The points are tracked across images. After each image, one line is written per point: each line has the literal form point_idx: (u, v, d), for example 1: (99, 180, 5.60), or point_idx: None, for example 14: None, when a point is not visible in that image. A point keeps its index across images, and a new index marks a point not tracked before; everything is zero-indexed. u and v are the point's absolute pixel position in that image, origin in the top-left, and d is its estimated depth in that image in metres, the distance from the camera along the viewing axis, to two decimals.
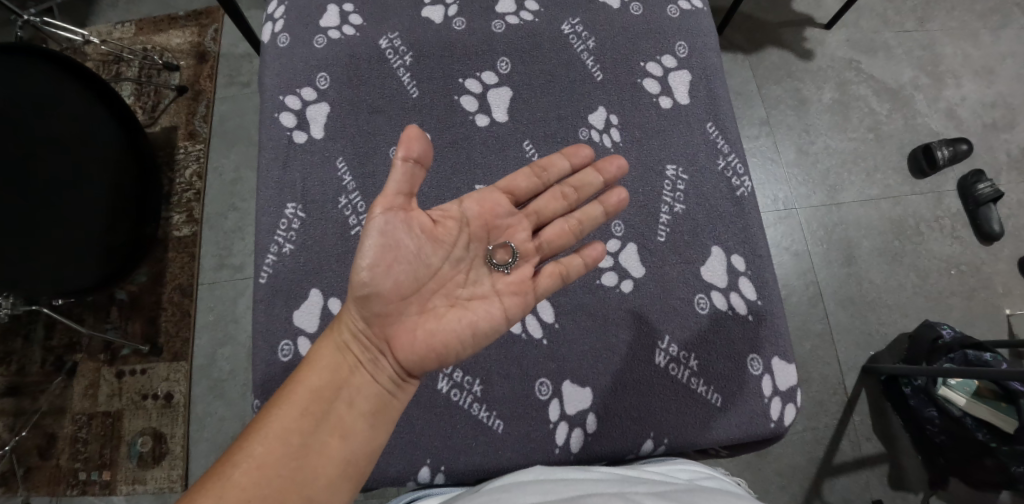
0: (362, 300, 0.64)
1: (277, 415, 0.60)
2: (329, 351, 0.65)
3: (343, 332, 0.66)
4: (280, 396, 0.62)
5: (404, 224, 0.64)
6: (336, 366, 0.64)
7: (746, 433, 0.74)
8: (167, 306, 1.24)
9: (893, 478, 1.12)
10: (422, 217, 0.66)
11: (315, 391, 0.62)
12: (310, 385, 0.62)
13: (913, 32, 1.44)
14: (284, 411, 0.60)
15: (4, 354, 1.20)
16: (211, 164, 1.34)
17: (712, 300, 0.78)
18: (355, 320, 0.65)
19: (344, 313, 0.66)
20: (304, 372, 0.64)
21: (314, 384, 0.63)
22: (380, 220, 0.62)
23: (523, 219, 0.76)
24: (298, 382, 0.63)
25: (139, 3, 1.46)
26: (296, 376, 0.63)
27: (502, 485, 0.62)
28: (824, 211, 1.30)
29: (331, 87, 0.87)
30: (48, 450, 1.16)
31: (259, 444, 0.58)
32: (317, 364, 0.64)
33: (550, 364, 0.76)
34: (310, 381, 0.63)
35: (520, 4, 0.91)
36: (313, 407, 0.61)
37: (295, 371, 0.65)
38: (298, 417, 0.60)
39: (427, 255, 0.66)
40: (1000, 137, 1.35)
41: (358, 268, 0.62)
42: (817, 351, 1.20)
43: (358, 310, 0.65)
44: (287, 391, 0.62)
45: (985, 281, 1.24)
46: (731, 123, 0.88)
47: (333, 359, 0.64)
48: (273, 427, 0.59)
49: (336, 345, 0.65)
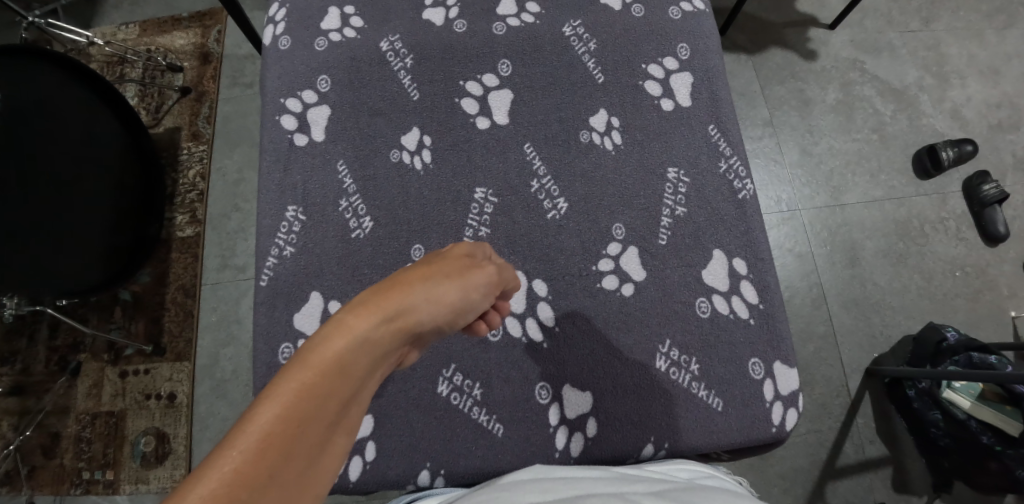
0: (434, 318, 0.58)
1: (267, 422, 0.44)
2: (360, 353, 0.51)
3: (381, 334, 0.53)
4: (272, 390, 0.46)
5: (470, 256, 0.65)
6: (361, 376, 0.51)
7: (747, 438, 0.74)
8: (170, 306, 1.24)
9: (896, 481, 1.12)
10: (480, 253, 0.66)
11: (329, 405, 0.48)
12: (326, 395, 0.48)
13: (918, 32, 1.43)
14: (315, 394, 0.47)
15: (9, 354, 1.20)
16: (214, 165, 1.34)
17: (713, 304, 0.78)
18: (407, 329, 0.55)
19: (391, 316, 0.54)
20: (319, 371, 0.48)
21: (331, 393, 0.48)
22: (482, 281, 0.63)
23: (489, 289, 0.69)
24: (310, 377, 0.47)
25: (144, 4, 1.47)
26: (304, 367, 0.48)
27: (501, 484, 0.61)
28: (827, 212, 1.29)
29: (332, 90, 0.87)
30: (53, 450, 1.16)
31: (224, 474, 0.40)
32: (344, 367, 0.50)
33: (550, 368, 0.75)
34: (350, 371, 0.50)
35: (520, 6, 0.91)
36: (319, 424, 0.47)
37: (325, 355, 0.49)
38: (294, 436, 0.45)
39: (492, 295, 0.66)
40: (1005, 138, 1.34)
41: (458, 296, 0.60)
42: (821, 352, 1.20)
43: (418, 322, 0.56)
44: (292, 385, 0.46)
45: (990, 284, 1.24)
46: (733, 125, 0.87)
47: (361, 366, 0.51)
48: (297, 408, 0.46)
49: (369, 349, 0.52)
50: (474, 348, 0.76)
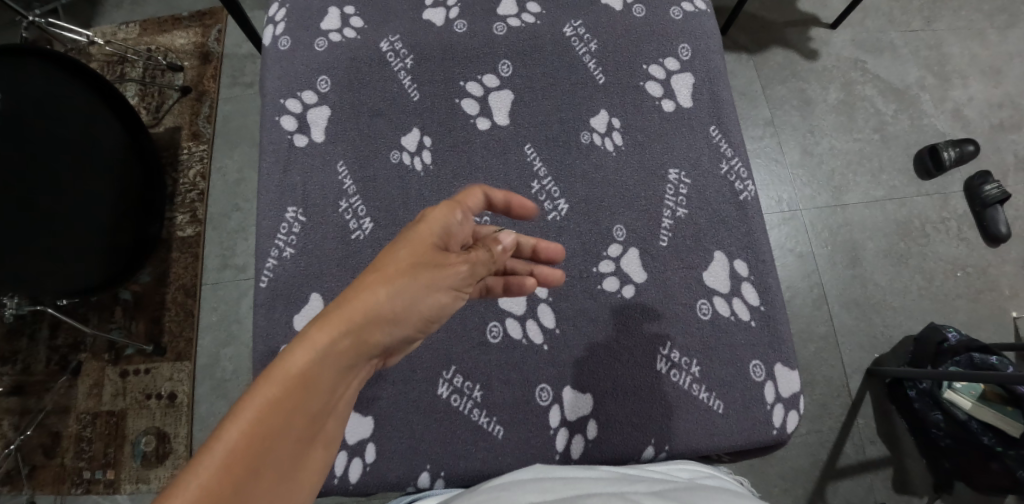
0: (409, 324, 0.56)
1: (233, 439, 0.46)
2: (326, 367, 0.52)
3: (345, 348, 0.53)
4: (238, 408, 0.48)
5: (449, 226, 0.59)
6: (327, 388, 0.52)
7: (748, 440, 0.74)
8: (170, 306, 1.24)
9: (897, 481, 1.12)
10: (462, 214, 0.60)
11: (295, 420, 0.50)
12: (290, 411, 0.49)
13: (920, 31, 1.42)
14: (279, 404, 0.49)
15: (9, 353, 1.20)
16: (214, 164, 1.34)
17: (714, 306, 0.78)
18: (376, 343, 0.54)
19: (354, 328, 0.53)
20: (284, 386, 0.49)
21: (296, 407, 0.50)
22: (466, 261, 0.59)
23: (494, 241, 0.65)
24: (276, 391, 0.49)
25: (144, 4, 1.47)
26: (269, 383, 0.49)
27: (501, 484, 0.61)
28: (829, 212, 1.29)
29: (332, 90, 0.87)
30: (54, 449, 1.16)
31: (195, 491, 0.43)
32: (308, 383, 0.51)
33: (551, 370, 0.75)
34: (318, 375, 0.51)
35: (521, 7, 0.91)
36: (285, 441, 0.49)
37: (294, 361, 0.50)
38: (261, 454, 0.47)
39: (489, 263, 0.62)
40: (1007, 138, 1.34)
41: (435, 292, 0.56)
42: (821, 353, 1.20)
43: (390, 333, 0.55)
44: (258, 403, 0.48)
45: (992, 284, 1.23)
46: (734, 125, 0.87)
47: (327, 382, 0.52)
48: (259, 420, 0.48)
49: (334, 362, 0.52)
50: (474, 349, 0.76)
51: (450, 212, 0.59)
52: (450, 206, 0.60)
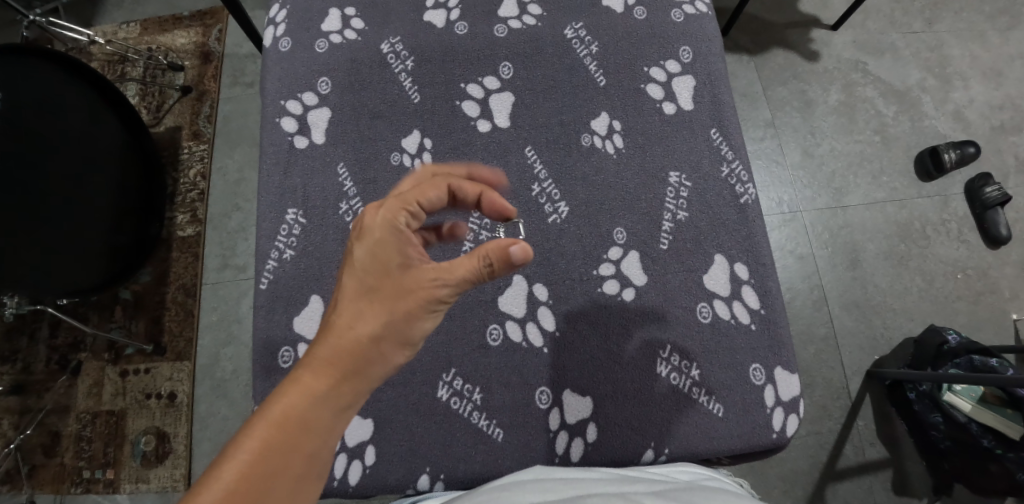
0: (396, 352, 0.57)
1: (226, 486, 0.46)
2: (318, 407, 0.52)
3: (337, 388, 0.54)
4: (231, 451, 0.48)
5: (400, 235, 0.58)
6: (326, 427, 0.52)
7: (748, 444, 0.74)
8: (171, 306, 1.24)
9: (896, 483, 1.12)
10: (409, 216, 0.59)
11: (293, 462, 0.50)
12: (286, 452, 0.50)
13: (921, 33, 1.42)
14: (276, 443, 0.50)
15: (9, 352, 1.20)
16: (215, 164, 1.34)
17: (715, 309, 0.78)
18: (368, 377, 0.55)
19: (349, 367, 0.55)
20: (279, 426, 0.50)
21: (294, 448, 0.50)
22: (448, 278, 0.57)
23: (498, 249, 0.57)
24: (271, 432, 0.50)
25: (145, 3, 1.46)
26: (262, 425, 0.50)
27: (501, 485, 0.61)
28: (830, 214, 1.29)
29: (332, 92, 0.87)
30: (53, 448, 1.16)
31: None
32: (304, 424, 0.52)
33: (551, 372, 0.75)
34: (311, 412, 0.52)
35: (522, 9, 0.91)
36: (283, 484, 0.49)
37: (287, 401, 0.52)
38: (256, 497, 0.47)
39: (484, 275, 0.58)
40: (1008, 140, 1.34)
41: (416, 316, 0.57)
42: (821, 354, 1.20)
43: (380, 366, 0.56)
44: (251, 446, 0.49)
45: (992, 287, 1.23)
46: (735, 129, 0.87)
47: (323, 423, 0.52)
48: (254, 461, 0.48)
49: (327, 401, 0.53)
50: (474, 352, 0.76)
51: (396, 217, 0.58)
52: (393, 209, 0.59)
